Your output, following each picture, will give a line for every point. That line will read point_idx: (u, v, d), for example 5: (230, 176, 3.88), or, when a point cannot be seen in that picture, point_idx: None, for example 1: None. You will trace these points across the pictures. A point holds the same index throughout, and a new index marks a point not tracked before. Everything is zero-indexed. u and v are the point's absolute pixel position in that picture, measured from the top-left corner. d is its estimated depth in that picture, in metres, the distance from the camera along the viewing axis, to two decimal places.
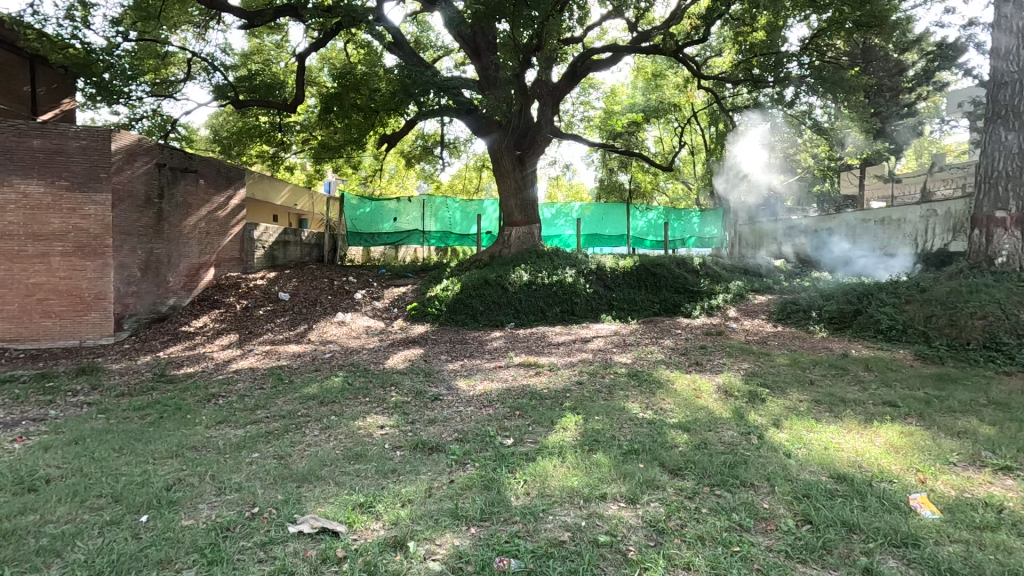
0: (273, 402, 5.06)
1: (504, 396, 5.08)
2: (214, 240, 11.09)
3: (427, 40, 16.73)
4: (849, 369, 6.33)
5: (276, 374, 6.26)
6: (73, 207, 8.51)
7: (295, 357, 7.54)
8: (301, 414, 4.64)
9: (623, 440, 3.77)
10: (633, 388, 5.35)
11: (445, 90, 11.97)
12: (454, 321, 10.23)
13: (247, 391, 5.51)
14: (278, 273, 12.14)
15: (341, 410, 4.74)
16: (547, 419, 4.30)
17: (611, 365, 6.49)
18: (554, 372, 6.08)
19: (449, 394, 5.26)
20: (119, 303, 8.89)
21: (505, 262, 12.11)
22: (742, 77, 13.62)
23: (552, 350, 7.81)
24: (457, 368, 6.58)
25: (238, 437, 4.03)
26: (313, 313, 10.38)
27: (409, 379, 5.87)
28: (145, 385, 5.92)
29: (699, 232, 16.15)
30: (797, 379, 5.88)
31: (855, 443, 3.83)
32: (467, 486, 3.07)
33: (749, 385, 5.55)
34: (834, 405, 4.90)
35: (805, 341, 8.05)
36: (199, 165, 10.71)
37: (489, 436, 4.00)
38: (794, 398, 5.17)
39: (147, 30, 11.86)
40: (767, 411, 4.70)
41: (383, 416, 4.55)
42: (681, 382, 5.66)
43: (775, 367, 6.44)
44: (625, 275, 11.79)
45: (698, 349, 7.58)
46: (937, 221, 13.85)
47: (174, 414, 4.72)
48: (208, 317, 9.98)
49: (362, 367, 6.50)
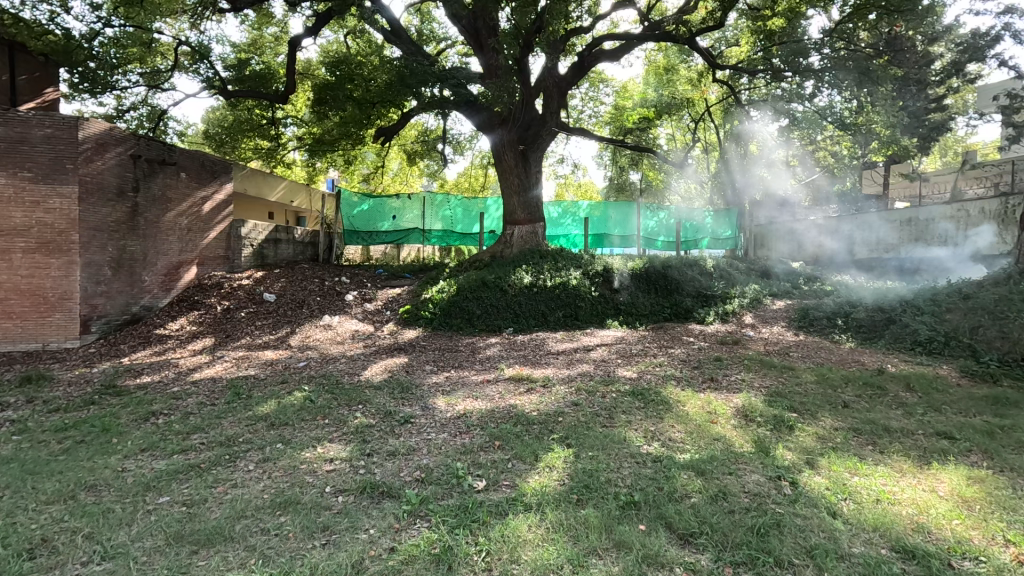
0: (216, 425, 4.33)
1: (486, 421, 4.33)
2: (196, 237, 10.46)
3: (428, 33, 16.04)
4: (888, 389, 5.51)
5: (234, 387, 5.55)
6: (36, 201, 7.92)
7: (266, 365, 6.82)
8: (243, 441, 3.91)
9: (620, 488, 3.00)
10: (637, 411, 4.58)
11: (444, 81, 11.29)
12: (449, 326, 9.48)
13: (193, 409, 4.80)
14: (267, 273, 11.48)
15: (291, 436, 4.01)
16: (531, 453, 3.56)
17: (613, 381, 5.68)
18: (548, 390, 5.26)
19: (423, 416, 4.52)
20: (86, 304, 8.27)
21: (505, 263, 11.35)
22: (760, 67, 12.79)
23: (550, 360, 7.06)
24: (439, 382, 5.83)
25: (149, 474, 3.30)
26: (298, 315, 9.70)
27: (381, 396, 5.11)
28: (86, 398, 5.24)
29: (712, 231, 15.25)
30: (827, 401, 5.08)
31: (914, 495, 3.06)
32: (411, 558, 2.35)
33: (773, 409, 4.75)
34: (878, 438, 4.10)
35: (833, 353, 7.24)
36: (179, 158, 10.10)
37: (457, 477, 3.26)
38: (828, 426, 4.39)
39: (132, 16, 11.30)
40: (798, 444, 3.94)
41: (338, 445, 3.81)
42: (692, 403, 4.87)
43: (802, 385, 5.66)
44: (634, 277, 11.01)
45: (713, 362, 6.75)
46: (967, 221, 13.17)
47: (95, 438, 4.02)
48: (186, 319, 9.33)
49: (333, 380, 5.76)
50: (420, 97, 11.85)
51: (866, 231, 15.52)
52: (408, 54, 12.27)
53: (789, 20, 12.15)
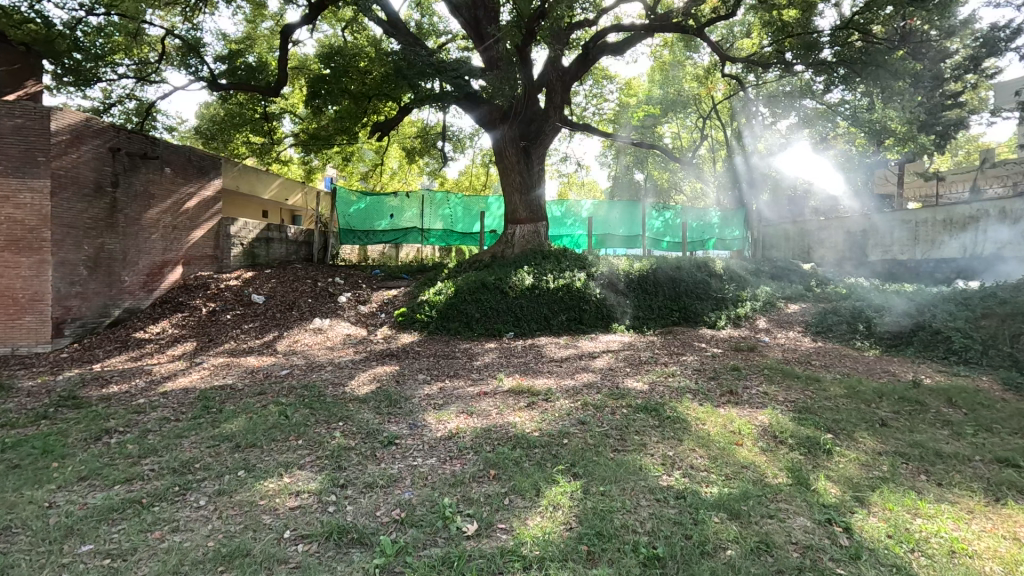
0: (174, 446, 3.80)
1: (480, 443, 3.80)
2: (181, 235, 9.95)
3: (430, 27, 15.51)
4: (928, 404, 4.99)
5: (205, 400, 5.01)
6: (6, 195, 7.43)
7: (246, 374, 6.27)
8: (200, 467, 3.39)
9: (639, 536, 2.51)
10: (652, 431, 4.06)
11: (442, 73, 10.77)
12: (446, 330, 8.97)
13: (153, 426, 4.27)
14: (257, 273, 10.96)
15: (257, 461, 3.49)
16: (532, 486, 3.05)
17: (623, 394, 5.14)
18: (550, 405, 4.74)
19: (410, 437, 3.99)
20: (59, 305, 7.78)
21: (506, 264, 10.82)
22: (772, 61, 12.21)
23: (553, 368, 6.54)
24: (430, 394, 5.28)
25: (78, 513, 2.78)
26: (287, 318, 9.22)
27: (365, 411, 4.58)
28: (37, 412, 4.71)
29: (720, 233, 14.78)
30: (863, 418, 4.54)
31: (994, 545, 2.56)
32: None
33: (804, 428, 4.23)
34: (933, 467, 3.57)
35: (859, 362, 6.72)
36: (163, 152, 9.61)
37: (443, 518, 2.73)
38: (869, 450, 3.86)
39: (117, 4, 10.83)
40: (840, 473, 3.42)
41: (308, 474, 3.30)
42: (713, 422, 4.32)
43: (831, 399, 5.13)
44: (641, 278, 10.47)
45: (730, 371, 6.20)
46: (990, 222, 12.69)
47: (31, 463, 3.50)
48: (168, 322, 8.81)
49: (315, 392, 5.22)
50: (417, 90, 11.37)
51: (879, 232, 14.92)
52: (405, 45, 11.76)
53: (803, 11, 11.54)
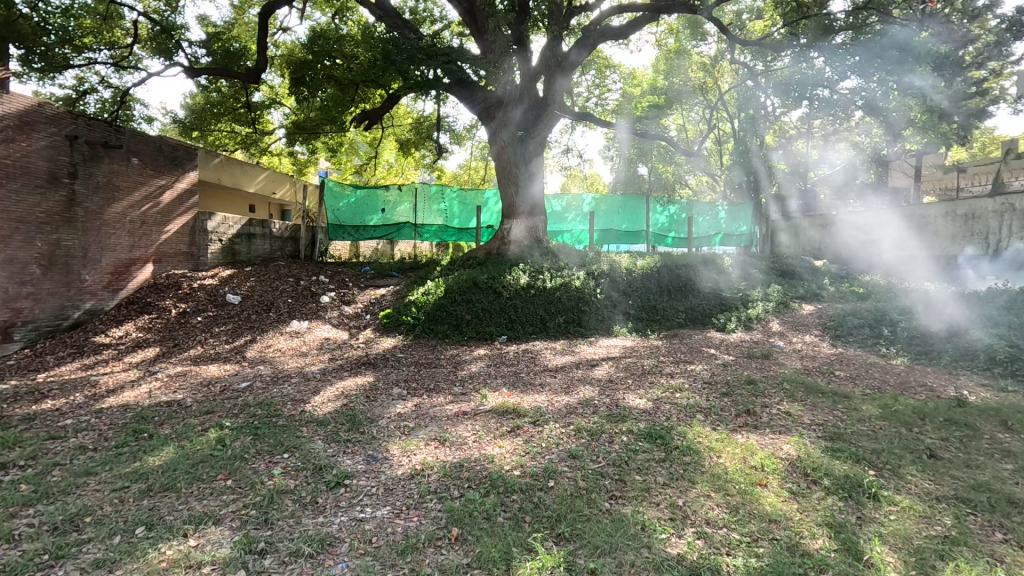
0: (75, 489, 3.12)
1: (447, 486, 3.10)
2: (150, 231, 9.25)
3: (425, 14, 14.74)
4: (979, 429, 4.27)
5: (139, 422, 4.34)
6: None
7: (201, 386, 5.59)
8: (91, 522, 2.71)
9: None
10: (660, 469, 3.35)
11: (430, 58, 10.01)
12: (433, 333, 8.25)
13: (63, 459, 3.59)
14: (235, 271, 10.26)
15: (167, 513, 2.81)
16: (502, 557, 2.38)
17: (622, 414, 4.43)
18: (537, 431, 4.03)
19: (365, 475, 3.29)
20: (7, 307, 7.13)
21: (501, 261, 10.10)
22: (786, 45, 11.33)
23: (546, 380, 5.81)
24: (401, 414, 4.58)
25: None
26: (263, 321, 8.54)
27: (319, 439, 3.89)
28: None
29: (727, 227, 14.05)
30: (907, 448, 3.81)
31: None
32: None
33: (839, 462, 3.53)
34: (1007, 520, 2.86)
35: (889, 373, 5.98)
36: (129, 142, 8.90)
37: None
38: (923, 494, 3.15)
39: None
40: (891, 531, 2.71)
41: (224, 533, 2.62)
42: (730, 454, 3.60)
43: (867, 422, 4.40)
44: (645, 277, 9.75)
45: (744, 385, 5.44)
46: (1016, 216, 11.87)
47: None
48: (133, 324, 8.14)
49: (270, 411, 4.55)
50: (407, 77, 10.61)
51: (894, 224, 14.25)
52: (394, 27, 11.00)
53: None
